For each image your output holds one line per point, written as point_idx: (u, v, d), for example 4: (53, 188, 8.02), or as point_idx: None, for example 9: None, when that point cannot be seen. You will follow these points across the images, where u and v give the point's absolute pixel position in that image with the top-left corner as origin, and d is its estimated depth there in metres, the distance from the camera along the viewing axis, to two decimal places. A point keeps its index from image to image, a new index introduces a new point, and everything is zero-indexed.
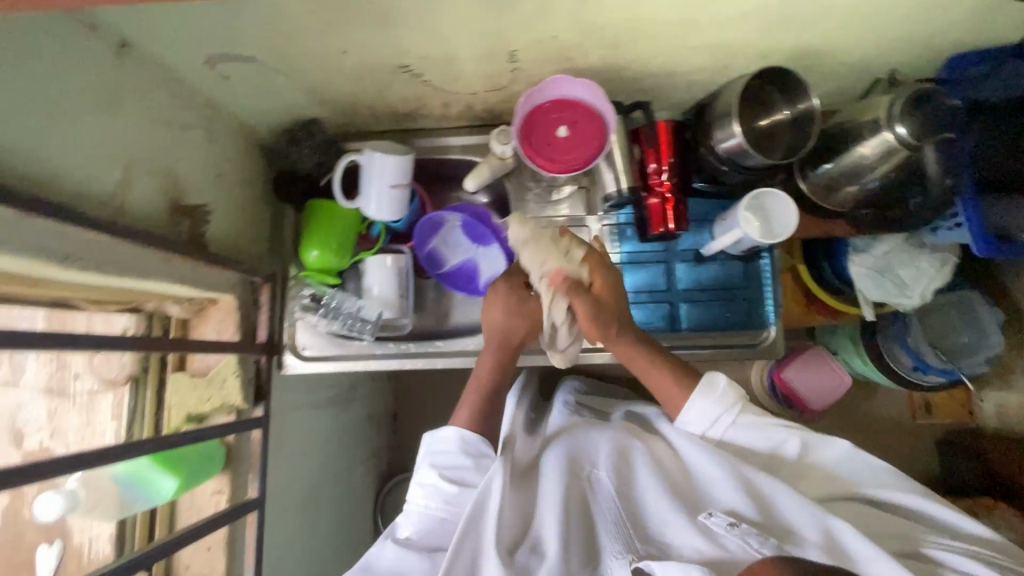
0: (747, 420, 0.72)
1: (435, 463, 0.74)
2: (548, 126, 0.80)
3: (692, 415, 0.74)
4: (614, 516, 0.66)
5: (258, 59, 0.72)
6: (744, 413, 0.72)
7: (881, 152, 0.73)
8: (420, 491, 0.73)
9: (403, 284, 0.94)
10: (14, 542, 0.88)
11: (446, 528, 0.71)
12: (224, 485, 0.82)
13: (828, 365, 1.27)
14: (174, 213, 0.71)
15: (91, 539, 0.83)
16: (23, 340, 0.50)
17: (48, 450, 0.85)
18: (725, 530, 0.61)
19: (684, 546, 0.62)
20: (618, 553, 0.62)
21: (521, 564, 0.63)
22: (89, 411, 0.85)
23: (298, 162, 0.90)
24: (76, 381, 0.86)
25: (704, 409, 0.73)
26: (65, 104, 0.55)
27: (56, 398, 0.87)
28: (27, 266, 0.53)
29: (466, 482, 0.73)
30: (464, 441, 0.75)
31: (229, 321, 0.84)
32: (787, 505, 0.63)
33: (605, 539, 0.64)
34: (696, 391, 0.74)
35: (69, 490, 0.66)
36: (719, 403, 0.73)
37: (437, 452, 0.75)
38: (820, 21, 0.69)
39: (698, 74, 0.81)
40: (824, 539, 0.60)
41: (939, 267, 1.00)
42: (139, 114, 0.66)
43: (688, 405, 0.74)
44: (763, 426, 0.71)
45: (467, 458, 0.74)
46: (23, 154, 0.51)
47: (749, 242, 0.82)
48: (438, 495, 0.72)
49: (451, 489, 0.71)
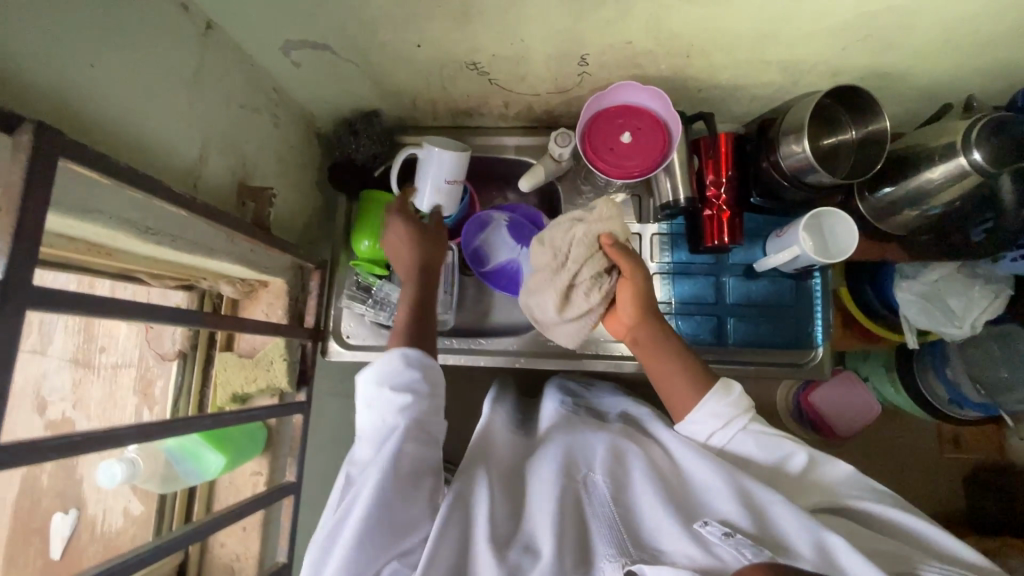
0: (759, 428, 0.66)
1: (381, 381, 0.65)
2: (614, 131, 0.79)
3: (697, 416, 0.67)
4: (608, 518, 0.57)
5: (333, 49, 0.73)
6: (755, 422, 0.67)
7: (949, 178, 0.72)
8: (367, 412, 0.64)
9: (449, 278, 0.93)
10: (30, 505, 0.92)
11: (414, 439, 0.61)
12: (263, 467, 0.83)
13: (858, 393, 1.22)
14: (240, 194, 0.73)
15: (105, 509, 0.94)
16: (136, 311, 0.49)
17: (69, 421, 0.92)
18: (719, 538, 0.52)
19: (676, 553, 0.52)
20: (610, 555, 0.52)
21: (512, 561, 0.53)
22: (111, 384, 0.94)
23: (355, 151, 0.91)
24: (101, 354, 0.94)
25: (713, 412, 0.67)
26: (156, 79, 0.56)
27: (81, 368, 0.94)
28: (109, 236, 0.55)
29: (418, 391, 0.65)
30: (405, 355, 0.67)
31: (279, 305, 0.86)
32: (784, 517, 0.55)
33: (595, 540, 0.55)
34: (710, 393, 0.68)
35: (128, 459, 0.67)
36: (729, 408, 0.66)
37: (381, 370, 0.66)
38: (901, 42, 0.68)
39: (765, 89, 0.80)
40: (818, 555, 0.52)
41: (991, 299, 0.97)
42: (219, 96, 0.67)
43: (700, 403, 0.68)
44: (770, 438, 0.65)
45: (414, 369, 0.66)
46: (116, 126, 0.52)
47: (804, 260, 0.81)
48: (391, 408, 0.63)
49: (404, 398, 0.63)
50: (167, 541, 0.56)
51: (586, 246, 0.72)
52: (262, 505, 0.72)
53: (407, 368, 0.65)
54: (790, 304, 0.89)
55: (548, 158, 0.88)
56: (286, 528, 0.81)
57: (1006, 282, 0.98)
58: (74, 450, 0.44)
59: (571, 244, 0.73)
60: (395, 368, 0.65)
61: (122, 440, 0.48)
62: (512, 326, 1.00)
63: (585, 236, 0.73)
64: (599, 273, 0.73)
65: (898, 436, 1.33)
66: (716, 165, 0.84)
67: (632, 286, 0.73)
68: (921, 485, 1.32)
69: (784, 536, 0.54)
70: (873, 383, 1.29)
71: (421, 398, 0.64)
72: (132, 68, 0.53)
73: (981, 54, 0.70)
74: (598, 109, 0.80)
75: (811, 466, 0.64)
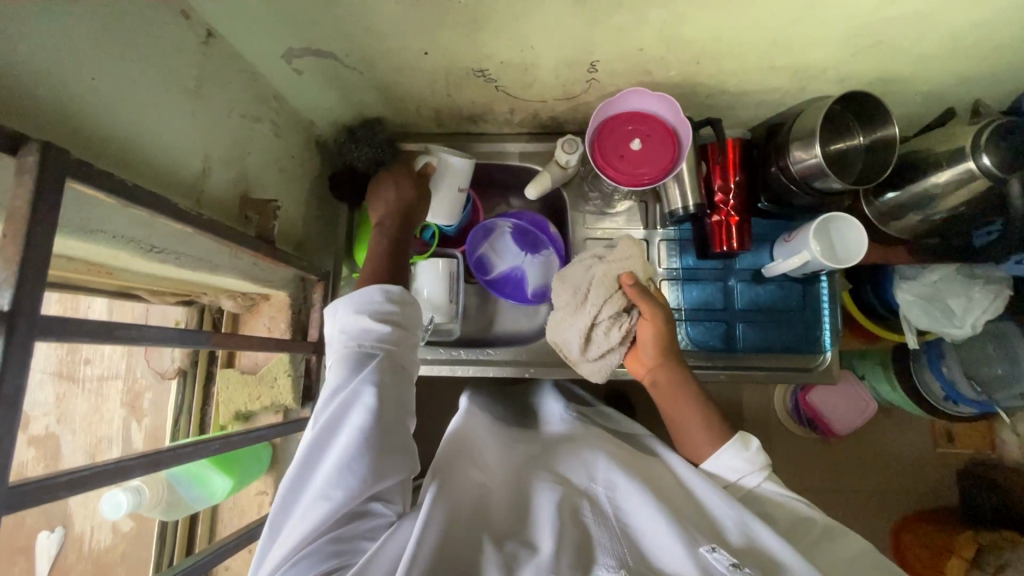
0: (777, 489, 0.63)
1: (357, 309, 0.61)
2: (622, 138, 0.78)
3: (712, 467, 0.66)
4: (611, 532, 0.55)
5: (336, 56, 0.71)
6: (771, 480, 0.64)
7: (956, 182, 0.73)
8: (339, 338, 0.60)
9: (453, 288, 0.91)
10: (15, 524, 0.90)
11: (391, 375, 0.59)
12: (268, 487, 0.81)
13: (857, 396, 1.24)
14: (242, 208, 0.70)
15: (92, 527, 0.91)
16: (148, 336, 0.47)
17: (54, 436, 0.91)
18: (726, 570, 0.50)
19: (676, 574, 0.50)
20: (611, 566, 0.50)
21: (506, 556, 0.51)
22: (96, 397, 0.92)
23: (356, 160, 0.88)
24: (86, 366, 0.93)
25: (728, 466, 0.65)
26: (158, 89, 0.54)
27: (64, 382, 0.93)
28: (112, 255, 0.53)
29: (398, 327, 0.61)
30: (385, 289, 0.62)
31: (281, 318, 0.83)
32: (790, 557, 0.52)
33: (596, 552, 0.52)
34: (726, 444, 0.67)
35: (133, 487, 0.64)
36: (746, 465, 0.64)
37: (356, 300, 0.62)
38: (910, 49, 0.68)
39: (773, 94, 0.80)
40: None
41: (993, 298, 0.97)
42: (220, 106, 0.65)
43: (715, 454, 0.66)
44: (786, 497, 0.63)
45: (395, 305, 0.62)
46: (119, 139, 0.50)
47: (814, 265, 0.80)
48: (368, 337, 0.59)
49: (383, 330, 0.60)
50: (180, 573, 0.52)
51: (606, 287, 0.75)
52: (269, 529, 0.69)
53: (389, 303, 0.62)
54: (797, 308, 0.89)
55: (554, 164, 0.87)
56: None
57: (1006, 281, 0.99)
58: (87, 485, 0.41)
59: (591, 284, 0.77)
60: (376, 302, 0.61)
61: (131, 471, 0.46)
62: (517, 334, 0.99)
63: (605, 276, 0.76)
64: (619, 312, 0.75)
65: (895, 434, 1.35)
66: (723, 170, 0.83)
67: (653, 330, 0.74)
68: (917, 483, 1.33)
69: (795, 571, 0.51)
70: (870, 381, 1.28)
71: (397, 330, 0.61)
72: (135, 79, 0.51)
73: (987, 60, 0.70)
74: (606, 116, 0.79)
75: (833, 536, 0.59)
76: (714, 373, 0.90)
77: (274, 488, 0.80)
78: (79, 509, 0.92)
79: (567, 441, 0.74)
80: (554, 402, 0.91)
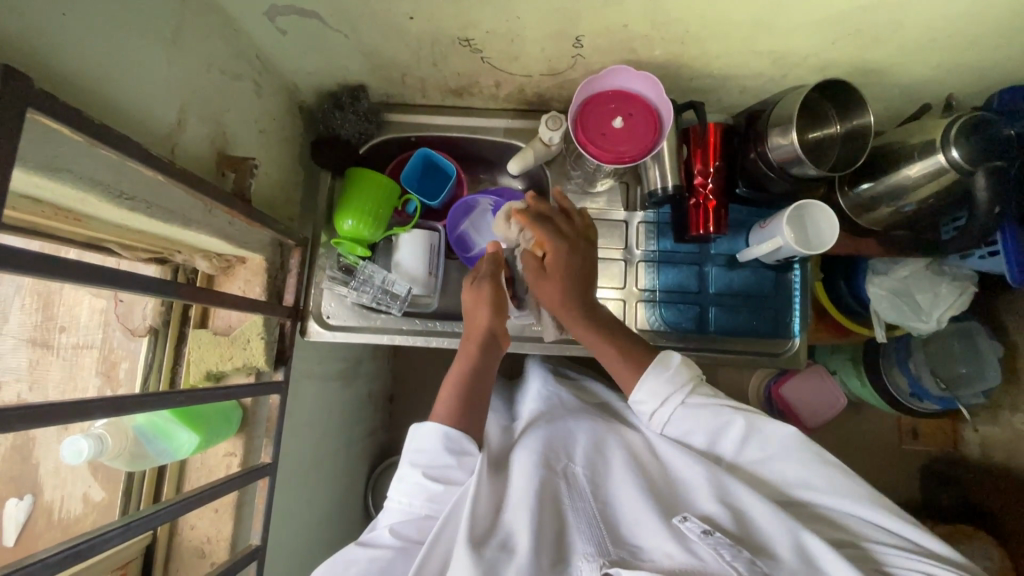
0: (697, 400, 0.72)
1: (417, 461, 0.69)
2: (605, 116, 0.79)
3: (642, 395, 0.74)
4: (587, 515, 0.63)
5: (320, 16, 0.70)
6: (695, 393, 0.73)
7: (927, 175, 0.74)
8: (401, 487, 0.69)
9: (433, 262, 0.92)
10: None
11: (425, 522, 0.67)
12: (237, 448, 0.79)
13: (824, 384, 1.26)
14: (219, 163, 0.70)
15: (64, 495, 0.81)
16: None
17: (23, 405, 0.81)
18: (698, 537, 0.57)
19: (655, 552, 0.57)
20: (590, 554, 0.57)
21: (488, 556, 0.58)
22: (73, 365, 0.85)
23: (339, 127, 0.89)
24: (62, 334, 0.85)
25: (656, 389, 0.73)
26: (137, 37, 0.54)
27: (38, 349, 0.84)
28: (79, 200, 0.52)
29: (451, 480, 0.68)
30: (446, 436, 0.69)
31: (256, 282, 0.82)
32: (760, 513, 0.60)
33: (576, 540, 0.60)
34: (650, 371, 0.74)
35: (95, 435, 0.66)
36: (670, 384, 0.72)
37: (417, 450, 0.70)
38: (886, 41, 0.70)
39: (755, 80, 0.81)
40: (797, 554, 0.56)
41: (957, 294, 1.00)
42: (199, 60, 0.64)
43: (638, 383, 0.74)
44: (711, 407, 0.71)
45: (452, 455, 0.69)
46: (94, 76, 0.49)
47: (786, 251, 0.81)
48: (422, 492, 0.68)
49: (435, 488, 0.67)
50: (134, 521, 0.54)
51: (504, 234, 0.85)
52: (234, 487, 0.70)
53: (445, 453, 0.69)
54: (770, 294, 0.91)
55: (537, 141, 0.87)
56: (260, 511, 0.78)
57: (971, 279, 1.02)
58: (44, 419, 0.42)
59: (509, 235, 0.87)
60: (434, 450, 0.69)
61: (89, 412, 0.47)
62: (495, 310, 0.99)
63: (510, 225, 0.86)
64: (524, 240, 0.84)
65: (861, 427, 1.38)
66: (703, 155, 0.85)
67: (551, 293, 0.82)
68: (879, 475, 1.37)
69: (763, 532, 0.59)
70: (841, 376, 1.32)
71: (451, 483, 0.68)
72: (112, 22, 0.51)
73: (960, 55, 0.72)
74: (588, 95, 0.79)
75: (750, 437, 0.69)
76: (687, 355, 0.90)
77: (243, 450, 0.79)
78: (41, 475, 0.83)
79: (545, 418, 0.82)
80: (536, 379, 0.99)
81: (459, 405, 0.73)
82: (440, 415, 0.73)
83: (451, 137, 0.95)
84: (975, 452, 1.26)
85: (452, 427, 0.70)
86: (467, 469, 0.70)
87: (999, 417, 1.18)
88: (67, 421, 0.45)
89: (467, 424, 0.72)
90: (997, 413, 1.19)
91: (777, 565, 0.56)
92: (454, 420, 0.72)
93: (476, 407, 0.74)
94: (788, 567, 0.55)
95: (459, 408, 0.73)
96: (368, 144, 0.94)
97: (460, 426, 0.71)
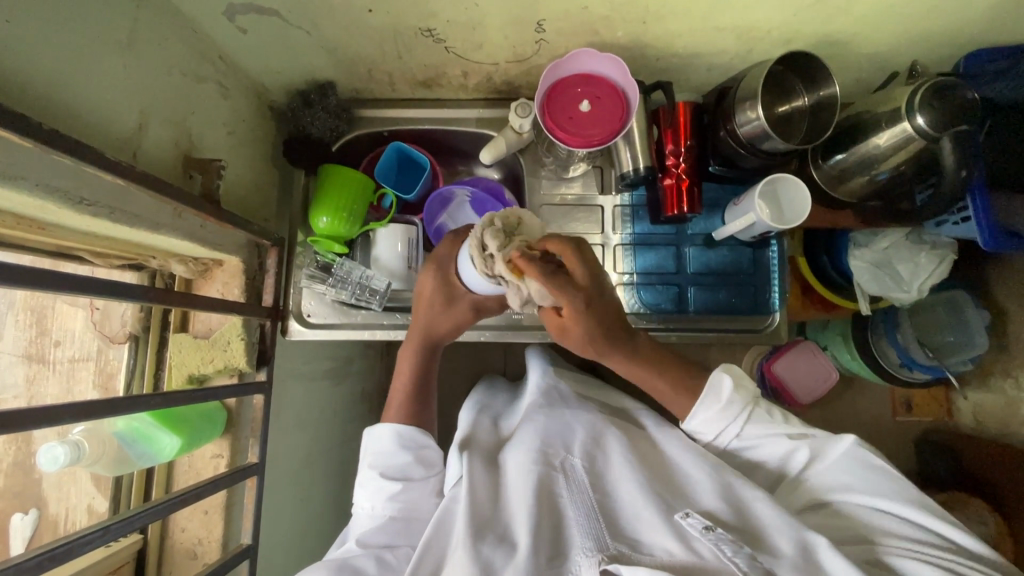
0: (757, 427, 0.71)
1: (376, 462, 0.71)
2: (571, 101, 0.79)
3: (697, 424, 0.74)
4: (585, 508, 0.63)
5: (279, 12, 0.70)
6: (754, 421, 0.71)
7: (896, 143, 0.74)
8: (362, 491, 0.70)
9: (412, 256, 0.92)
10: None
11: (397, 526, 0.69)
12: (224, 449, 0.80)
13: (815, 359, 1.24)
14: (186, 166, 0.70)
15: (68, 508, 0.81)
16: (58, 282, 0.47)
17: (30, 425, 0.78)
18: (699, 534, 0.57)
19: (655, 546, 0.58)
20: (588, 550, 0.58)
21: (486, 554, 0.58)
22: (69, 378, 0.84)
23: (309, 125, 0.89)
24: (57, 347, 0.85)
25: (710, 420, 0.72)
26: (89, 41, 0.54)
27: (34, 365, 0.84)
28: (40, 208, 0.52)
29: (411, 476, 0.71)
30: (399, 434, 0.72)
31: (234, 285, 0.82)
32: (764, 508, 0.60)
33: (575, 536, 0.60)
34: (703, 402, 0.73)
35: (70, 442, 0.67)
36: (726, 414, 0.71)
37: (374, 451, 0.72)
38: (847, 11, 0.69)
39: (721, 56, 0.81)
40: (798, 550, 0.56)
41: (937, 263, 1.00)
42: (157, 63, 0.64)
43: (695, 413, 0.73)
44: (777, 434, 0.70)
45: (407, 451, 0.71)
46: (48, 86, 0.50)
47: (760, 228, 0.81)
48: (382, 493, 0.69)
49: (395, 486, 0.69)
50: (113, 524, 0.55)
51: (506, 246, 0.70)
52: (220, 487, 0.71)
53: (400, 450, 0.71)
54: (748, 270, 0.91)
55: (508, 129, 0.88)
56: (249, 510, 0.79)
57: (949, 247, 1.03)
58: (7, 425, 0.43)
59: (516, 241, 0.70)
60: (389, 450, 0.71)
61: (53, 417, 0.47)
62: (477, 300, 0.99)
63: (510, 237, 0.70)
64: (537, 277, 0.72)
65: (855, 400, 1.38)
66: (674, 134, 0.84)
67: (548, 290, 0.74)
68: (875, 447, 1.37)
69: (765, 524, 0.60)
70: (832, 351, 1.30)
71: (411, 480, 0.70)
72: (61, 26, 0.51)
73: (924, 21, 0.72)
74: (555, 79, 0.79)
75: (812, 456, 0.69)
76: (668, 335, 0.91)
77: (229, 450, 0.80)
78: (36, 490, 0.82)
79: (541, 411, 0.80)
80: (536, 371, 0.96)
81: (410, 404, 0.76)
82: (394, 412, 0.75)
83: (425, 130, 0.95)
84: (970, 420, 1.26)
85: (404, 425, 0.73)
86: (426, 465, 0.72)
87: (991, 383, 1.18)
88: (32, 428, 0.45)
89: (419, 420, 0.75)
90: (989, 380, 1.19)
91: (777, 559, 0.56)
92: (407, 416, 0.74)
93: (428, 400, 0.77)
94: (790, 563, 0.55)
95: (411, 407, 0.75)
96: (340, 142, 0.94)
97: (413, 422, 0.74)
